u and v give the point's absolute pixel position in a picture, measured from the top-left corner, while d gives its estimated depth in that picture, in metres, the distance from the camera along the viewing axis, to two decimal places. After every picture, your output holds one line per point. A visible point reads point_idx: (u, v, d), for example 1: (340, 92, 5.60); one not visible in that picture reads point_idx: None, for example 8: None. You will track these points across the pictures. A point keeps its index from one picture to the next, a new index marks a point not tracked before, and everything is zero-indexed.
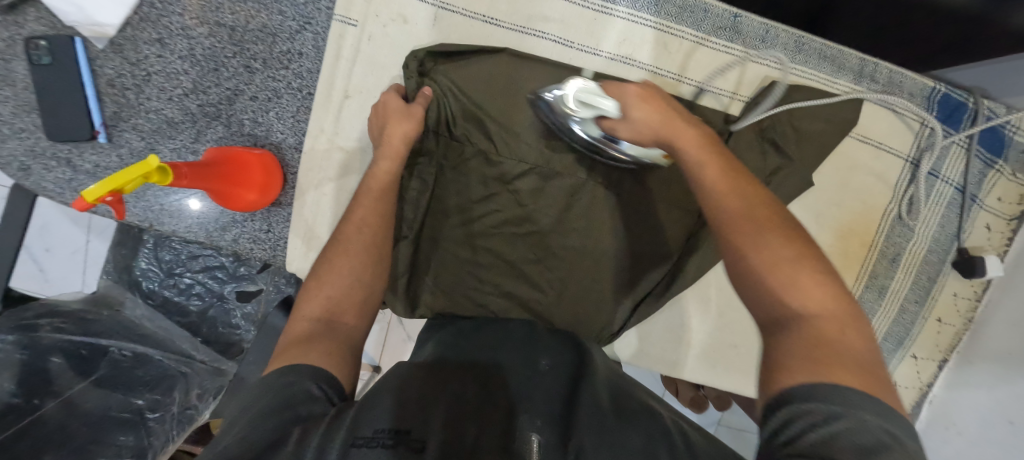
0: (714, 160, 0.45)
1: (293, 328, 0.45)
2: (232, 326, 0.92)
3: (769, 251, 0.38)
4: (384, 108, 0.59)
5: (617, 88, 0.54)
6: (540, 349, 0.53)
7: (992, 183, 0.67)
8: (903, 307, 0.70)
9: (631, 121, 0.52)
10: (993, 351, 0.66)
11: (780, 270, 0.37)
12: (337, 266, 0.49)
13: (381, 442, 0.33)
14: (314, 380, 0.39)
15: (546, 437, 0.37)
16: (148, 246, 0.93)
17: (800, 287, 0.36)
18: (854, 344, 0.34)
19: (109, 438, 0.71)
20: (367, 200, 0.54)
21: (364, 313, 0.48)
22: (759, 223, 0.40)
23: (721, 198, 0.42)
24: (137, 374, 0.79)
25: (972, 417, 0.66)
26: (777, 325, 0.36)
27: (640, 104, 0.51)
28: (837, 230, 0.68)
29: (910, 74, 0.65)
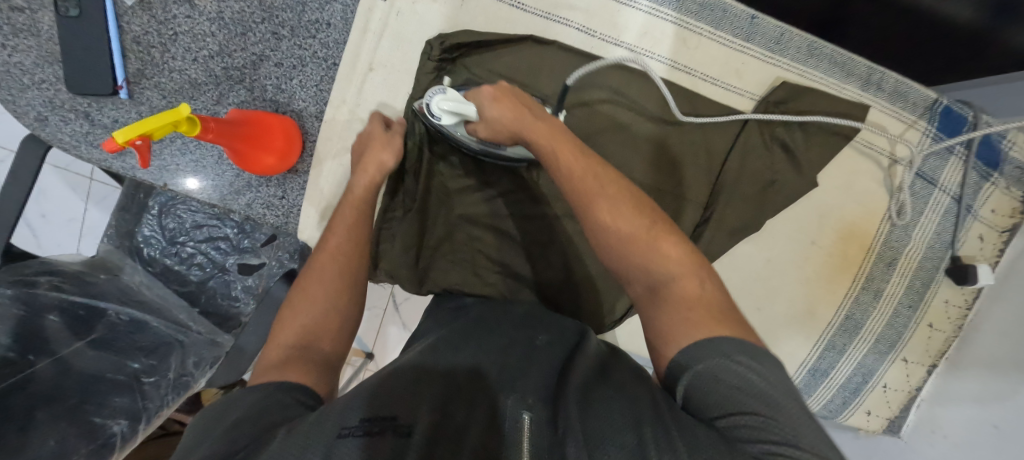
0: (559, 146, 0.47)
1: (268, 355, 0.43)
2: (232, 298, 0.92)
3: (619, 229, 0.42)
4: (367, 136, 0.61)
5: (476, 92, 0.55)
6: (540, 328, 0.51)
7: (988, 194, 0.70)
8: (897, 310, 0.72)
9: (489, 122, 0.53)
10: (980, 358, 0.69)
11: (635, 247, 0.41)
12: (311, 292, 0.48)
13: (367, 431, 0.31)
14: (290, 392, 0.38)
15: (536, 413, 0.35)
16: (153, 212, 0.92)
17: (656, 254, 0.41)
18: (706, 292, 0.39)
19: (104, 400, 0.70)
20: (340, 223, 0.54)
21: (341, 337, 0.48)
22: (598, 203, 0.43)
23: (573, 178, 0.45)
24: (134, 339, 0.79)
25: (958, 421, 0.68)
26: (645, 295, 0.41)
27: (494, 104, 0.53)
28: (837, 233, 0.70)
29: (915, 85, 0.68)
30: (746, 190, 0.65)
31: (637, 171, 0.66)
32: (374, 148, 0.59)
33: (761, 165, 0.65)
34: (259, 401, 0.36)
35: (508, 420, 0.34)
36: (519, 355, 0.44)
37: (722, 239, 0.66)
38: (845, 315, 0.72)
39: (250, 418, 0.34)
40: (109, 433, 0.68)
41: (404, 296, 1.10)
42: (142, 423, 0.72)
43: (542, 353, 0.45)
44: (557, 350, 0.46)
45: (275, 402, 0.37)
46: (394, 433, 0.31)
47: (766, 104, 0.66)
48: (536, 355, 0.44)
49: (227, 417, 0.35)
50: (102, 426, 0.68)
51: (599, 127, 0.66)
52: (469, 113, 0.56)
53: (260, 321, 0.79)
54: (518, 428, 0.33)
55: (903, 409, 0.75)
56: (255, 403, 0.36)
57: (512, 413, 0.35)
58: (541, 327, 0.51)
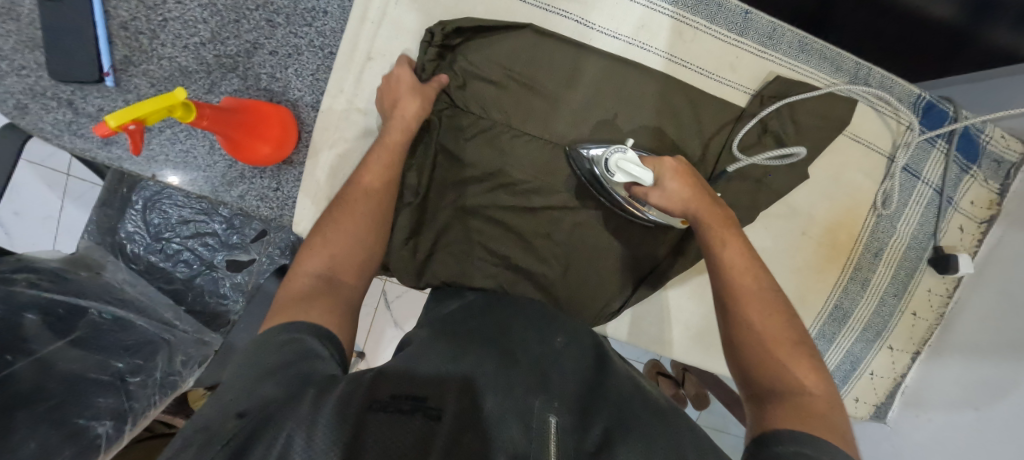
0: (734, 243, 0.51)
1: (294, 284, 0.45)
2: (220, 296, 0.90)
3: (775, 336, 0.45)
4: (395, 81, 0.61)
5: (655, 161, 0.58)
6: (555, 327, 0.53)
7: (966, 187, 0.72)
8: (883, 299, 0.74)
9: (665, 191, 0.56)
10: (960, 344, 0.71)
11: (777, 354, 0.44)
12: (341, 227, 0.50)
13: (397, 408, 0.33)
14: (314, 335, 0.40)
15: (562, 419, 0.36)
16: (136, 207, 0.90)
17: (796, 367, 0.44)
18: (833, 416, 0.41)
19: (87, 400, 0.67)
20: (372, 166, 0.55)
21: (363, 275, 0.49)
22: (767, 305, 0.47)
23: (738, 276, 0.49)
24: (118, 338, 0.77)
25: (940, 406, 0.70)
26: (766, 393, 0.43)
27: (674, 178, 0.56)
28: (826, 223, 0.72)
29: (899, 80, 0.70)
30: (740, 181, 0.67)
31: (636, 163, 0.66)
32: (404, 97, 0.59)
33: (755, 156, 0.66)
34: (286, 348, 0.38)
35: (535, 415, 0.36)
36: (541, 355, 0.46)
37: None
38: (835, 303, 0.74)
39: (280, 370, 0.36)
40: (94, 435, 0.65)
41: (396, 293, 1.09)
42: (128, 423, 0.69)
43: (566, 358, 0.47)
44: (576, 353, 0.48)
45: (301, 348, 0.38)
46: (423, 415, 0.33)
47: (760, 97, 0.67)
48: (556, 358, 0.46)
49: (262, 364, 0.36)
50: (86, 427, 0.65)
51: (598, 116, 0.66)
52: (642, 177, 0.57)
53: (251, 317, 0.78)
54: (546, 431, 0.34)
55: (888, 395, 0.78)
56: (286, 348, 0.38)
57: (540, 413, 0.36)
58: (558, 325, 0.54)
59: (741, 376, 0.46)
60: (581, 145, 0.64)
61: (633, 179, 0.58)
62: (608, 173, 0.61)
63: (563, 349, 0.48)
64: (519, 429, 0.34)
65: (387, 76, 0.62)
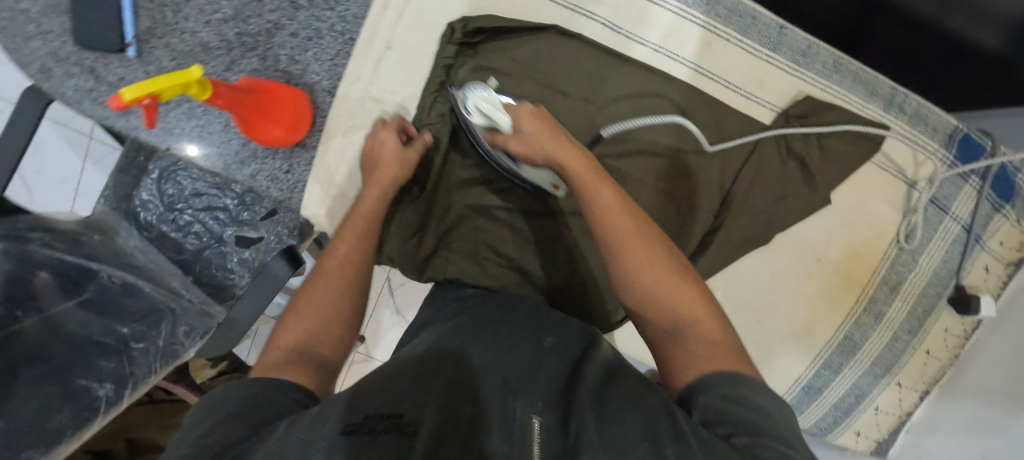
0: (599, 183, 0.48)
1: (268, 357, 0.45)
2: (227, 270, 0.90)
3: (649, 265, 0.44)
4: (377, 148, 0.60)
5: (513, 106, 0.55)
6: (546, 325, 0.52)
7: (997, 226, 0.69)
8: (895, 334, 0.72)
9: (522, 137, 0.52)
10: (971, 387, 0.69)
11: (660, 292, 0.43)
12: (313, 298, 0.50)
13: (370, 429, 0.31)
14: (286, 390, 0.40)
15: (547, 418, 0.35)
16: (152, 176, 0.90)
17: (679, 292, 0.43)
18: (725, 339, 0.41)
19: (91, 363, 0.71)
20: (347, 234, 0.55)
21: (339, 347, 0.49)
22: (628, 240, 0.44)
23: (606, 217, 0.46)
24: (124, 304, 0.80)
25: (945, 449, 0.69)
26: (666, 333, 0.42)
27: (531, 120, 0.52)
28: (844, 250, 0.70)
29: (936, 109, 0.67)
30: (756, 202, 0.65)
31: (648, 177, 0.65)
32: (386, 163, 0.58)
33: (774, 178, 0.65)
34: (250, 395, 0.38)
35: (516, 418, 0.34)
36: (530, 354, 0.44)
37: (726, 250, 0.66)
38: (844, 335, 0.72)
39: (250, 412, 0.36)
40: (93, 397, 0.69)
41: (399, 282, 1.10)
42: (128, 389, 0.73)
43: (552, 355, 0.45)
44: (563, 354, 0.46)
45: (270, 398, 0.38)
46: (397, 433, 0.31)
47: (786, 116, 0.64)
48: (544, 357, 0.45)
49: (226, 404, 0.36)
50: (86, 388, 0.69)
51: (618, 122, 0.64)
52: (502, 124, 0.54)
53: (256, 292, 0.78)
54: (528, 431, 0.33)
55: (892, 432, 0.75)
56: (247, 396, 0.37)
57: (522, 416, 0.34)
58: (546, 325, 0.51)
59: (640, 324, 0.44)
60: (455, 92, 0.59)
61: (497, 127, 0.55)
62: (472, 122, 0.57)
63: (553, 349, 0.46)
64: (500, 437, 0.33)
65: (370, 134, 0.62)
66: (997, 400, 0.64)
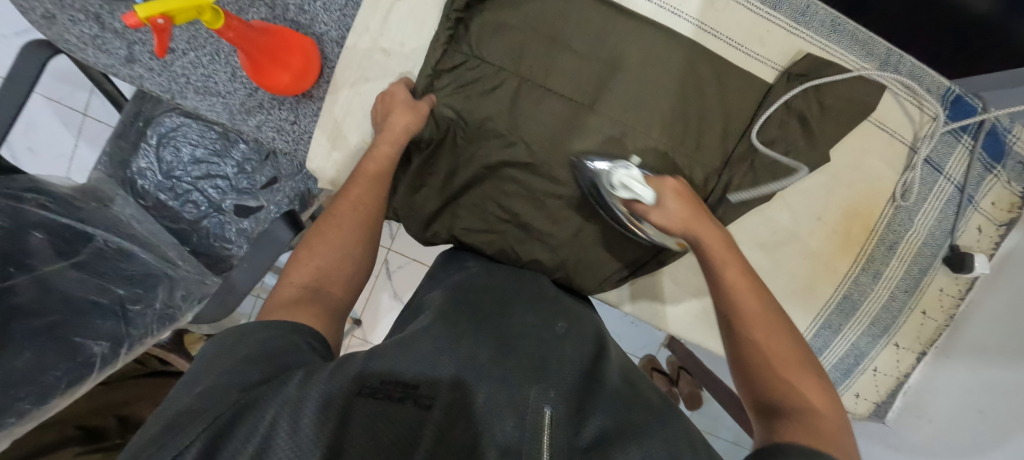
0: (732, 263, 0.53)
1: (280, 293, 0.47)
2: (225, 241, 0.86)
3: (781, 357, 0.45)
4: (390, 98, 0.64)
5: (657, 181, 0.59)
6: (558, 313, 0.54)
7: (988, 186, 0.71)
8: (893, 293, 0.73)
9: (666, 211, 0.58)
10: (966, 345, 0.70)
11: (783, 374, 0.44)
12: (328, 238, 0.52)
13: (387, 394, 0.35)
14: (305, 335, 0.41)
15: (558, 409, 0.36)
16: (150, 142, 0.86)
17: (802, 389, 0.43)
18: (842, 438, 0.40)
19: (87, 322, 0.70)
20: (362, 182, 0.57)
21: (349, 287, 0.51)
22: (769, 329, 0.47)
23: (737, 294, 0.50)
24: (121, 267, 0.77)
25: (943, 407, 0.70)
26: (776, 410, 0.42)
27: (676, 199, 0.58)
28: (843, 209, 0.71)
29: (929, 70, 0.69)
30: (762, 160, 0.66)
31: (653, 140, 0.65)
32: (397, 112, 0.62)
33: (774, 137, 0.66)
34: (274, 337, 0.40)
35: (530, 405, 0.36)
36: (543, 339, 0.47)
37: (730, 207, 0.66)
38: (844, 293, 0.73)
39: (265, 359, 0.37)
40: (88, 353, 0.67)
41: (397, 265, 1.14)
42: (124, 348, 0.71)
43: (569, 343, 0.47)
44: (576, 340, 0.49)
45: (289, 344, 0.40)
46: (414, 404, 0.35)
47: (787, 75, 0.66)
48: (558, 342, 0.47)
49: (240, 350, 0.37)
50: (82, 345, 0.68)
51: (624, 79, 0.65)
52: (643, 195, 0.58)
53: (254, 257, 0.74)
54: (539, 422, 0.35)
55: (891, 395, 0.76)
56: (269, 338, 0.39)
57: (536, 404, 0.36)
58: (563, 314, 0.54)
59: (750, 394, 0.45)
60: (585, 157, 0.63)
61: (635, 196, 0.59)
62: (604, 188, 0.61)
63: (565, 336, 0.49)
64: (512, 422, 0.35)
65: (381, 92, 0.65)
66: (995, 358, 0.65)
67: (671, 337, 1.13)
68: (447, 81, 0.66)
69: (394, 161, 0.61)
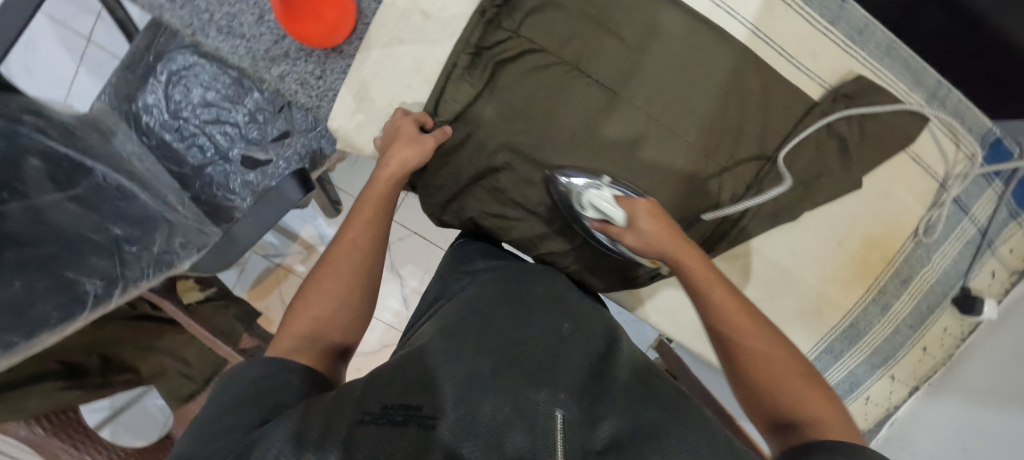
0: (711, 279, 0.52)
1: (279, 343, 0.47)
2: (229, 192, 0.82)
3: (778, 372, 0.44)
4: (397, 131, 0.61)
5: (628, 202, 0.57)
6: (570, 311, 0.53)
7: (1010, 233, 0.70)
8: (898, 328, 0.73)
9: (641, 233, 0.55)
10: (960, 383, 0.71)
11: (781, 386, 0.43)
12: (323, 286, 0.51)
13: (389, 420, 0.34)
14: (294, 376, 0.40)
15: (569, 412, 0.36)
16: (159, 77, 0.80)
17: (804, 400, 0.42)
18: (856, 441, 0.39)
19: (82, 258, 0.69)
20: (359, 221, 0.55)
21: (351, 331, 0.51)
22: (758, 341, 0.46)
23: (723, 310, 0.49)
24: (118, 206, 0.76)
25: (928, 441, 0.70)
26: (789, 426, 0.42)
27: (649, 219, 0.55)
28: (863, 238, 0.71)
29: (974, 108, 0.69)
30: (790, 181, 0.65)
31: (691, 143, 0.64)
32: (398, 144, 0.59)
33: (809, 157, 0.64)
34: (264, 383, 0.39)
35: (541, 411, 0.35)
36: (545, 339, 0.46)
37: (753, 223, 0.66)
38: (850, 321, 0.73)
39: (257, 399, 0.37)
40: (82, 289, 0.67)
41: (398, 237, 1.12)
42: (118, 289, 0.70)
43: (575, 342, 0.46)
44: (585, 340, 0.48)
45: (278, 384, 0.39)
46: (418, 427, 0.33)
47: (835, 94, 0.65)
48: (568, 342, 0.46)
49: (228, 395, 0.38)
50: (75, 281, 0.67)
51: (670, 76, 0.63)
52: (615, 217, 0.56)
53: (260, 213, 0.72)
54: (551, 427, 0.34)
55: (876, 424, 0.77)
56: (259, 379, 0.39)
57: (546, 409, 0.36)
58: (572, 314, 0.52)
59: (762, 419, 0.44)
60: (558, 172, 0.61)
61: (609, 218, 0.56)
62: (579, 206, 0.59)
63: (571, 336, 0.47)
64: (523, 431, 0.33)
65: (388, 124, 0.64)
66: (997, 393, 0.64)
67: (660, 341, 1.13)
68: (484, 59, 0.64)
69: (391, 198, 0.58)
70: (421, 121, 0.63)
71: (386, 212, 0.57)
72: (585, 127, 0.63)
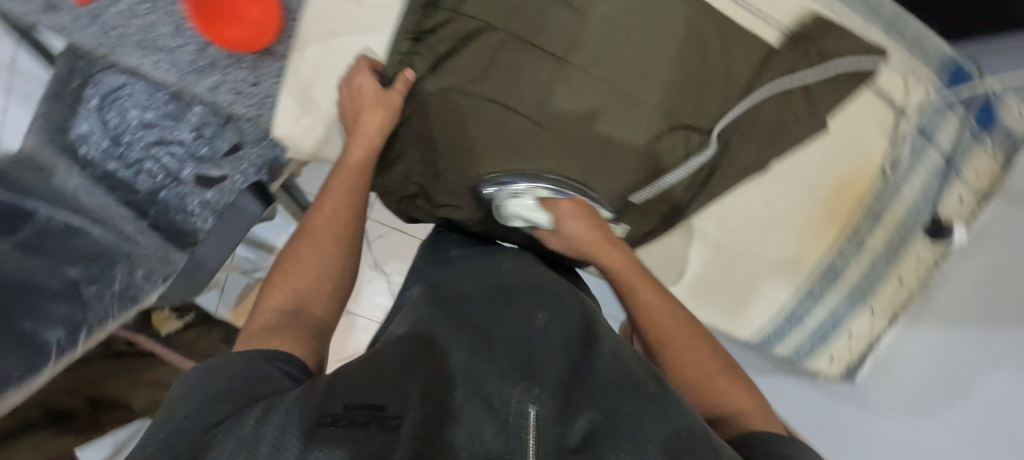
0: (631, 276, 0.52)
1: (256, 320, 0.44)
2: (188, 213, 0.75)
3: (697, 360, 0.46)
4: (358, 93, 0.62)
5: (553, 203, 0.57)
6: (545, 296, 0.51)
7: (975, 156, 0.69)
8: (873, 262, 0.74)
9: (564, 236, 0.56)
10: (938, 313, 0.71)
11: (706, 384, 0.44)
12: (302, 256, 0.49)
13: (351, 421, 0.31)
14: (275, 362, 0.38)
15: (545, 407, 0.35)
16: (92, 103, 0.73)
17: (724, 390, 0.44)
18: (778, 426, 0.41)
19: (41, 308, 0.65)
20: (337, 188, 0.55)
21: (331, 306, 0.48)
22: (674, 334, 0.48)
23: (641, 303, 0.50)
24: (71, 246, 0.70)
25: (915, 373, 0.72)
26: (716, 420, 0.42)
27: (573, 221, 0.56)
28: (834, 181, 0.71)
29: (932, 34, 0.67)
30: (750, 130, 0.65)
31: (652, 105, 0.62)
32: (366, 109, 0.59)
33: (772, 105, 0.64)
34: (242, 368, 0.37)
35: (512, 408, 0.35)
36: (519, 334, 0.45)
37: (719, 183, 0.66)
38: (827, 263, 0.74)
39: (233, 393, 0.34)
40: (42, 342, 0.63)
41: (377, 234, 1.11)
42: (83, 334, 0.66)
43: (550, 333, 0.45)
44: (561, 330, 0.46)
45: (261, 374, 0.37)
46: (380, 427, 0.31)
47: (792, 38, 0.64)
48: (537, 338, 0.44)
49: (212, 382, 0.35)
50: (34, 334, 0.63)
51: (620, 37, 0.61)
52: (540, 221, 0.56)
53: (221, 233, 0.69)
54: (524, 425, 0.33)
55: (860, 360, 0.78)
56: (237, 373, 0.36)
57: (518, 404, 0.35)
58: (547, 301, 0.50)
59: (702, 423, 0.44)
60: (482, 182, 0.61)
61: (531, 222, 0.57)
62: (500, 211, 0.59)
63: (547, 327, 0.46)
64: (494, 430, 0.33)
65: (347, 83, 0.64)
66: (992, 330, 0.62)
67: None
68: (428, 44, 0.62)
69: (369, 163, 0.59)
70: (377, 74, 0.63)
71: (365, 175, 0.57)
72: (539, 102, 0.61)
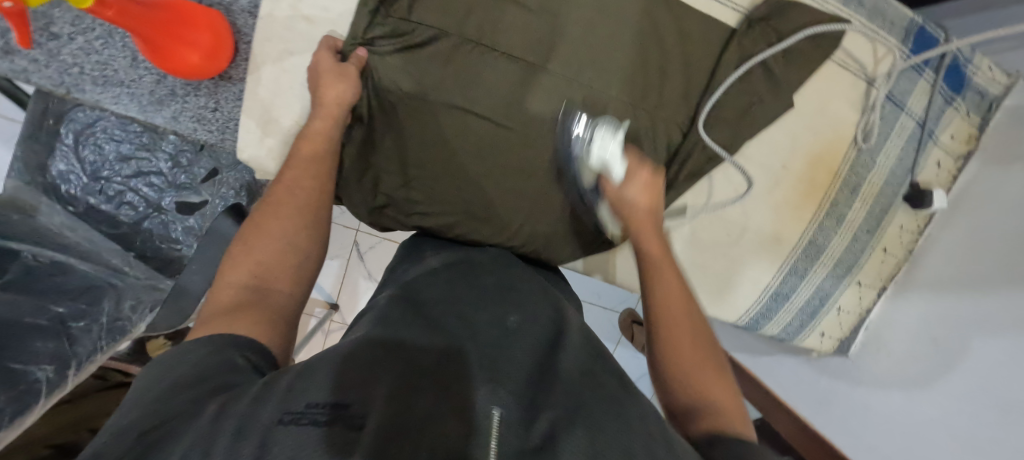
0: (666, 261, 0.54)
1: (218, 297, 0.43)
2: (172, 241, 0.79)
3: (695, 359, 0.47)
4: (316, 69, 0.59)
5: (634, 163, 0.59)
6: (515, 301, 0.50)
7: (950, 120, 0.71)
8: (855, 235, 0.73)
9: (624, 194, 0.58)
10: (924, 279, 0.73)
11: (694, 381, 0.46)
12: (265, 228, 0.48)
13: (313, 419, 0.30)
14: (238, 349, 0.38)
15: (507, 410, 0.35)
16: (66, 142, 0.76)
17: (709, 387, 0.46)
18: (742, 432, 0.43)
19: (24, 343, 0.58)
20: (300, 164, 0.54)
21: (298, 280, 0.48)
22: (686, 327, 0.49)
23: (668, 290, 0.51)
24: (55, 282, 0.66)
25: (903, 339, 0.73)
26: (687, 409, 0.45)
27: (641, 186, 0.58)
28: (807, 157, 0.70)
29: (893, 3, 0.67)
30: (718, 113, 0.64)
31: (614, 96, 0.62)
32: (327, 81, 0.57)
33: (738, 86, 0.63)
34: (206, 358, 0.36)
35: (477, 409, 0.35)
36: (492, 336, 0.44)
37: (694, 166, 0.65)
38: (809, 239, 0.73)
39: (193, 382, 0.34)
40: (31, 379, 0.56)
41: (368, 245, 1.11)
42: (72, 369, 0.61)
43: (522, 334, 0.45)
44: (531, 331, 0.46)
45: (224, 360, 0.36)
46: (343, 426, 0.30)
47: (748, 20, 0.64)
48: (511, 337, 0.44)
49: (171, 373, 0.34)
50: (23, 371, 0.56)
51: (575, 32, 0.61)
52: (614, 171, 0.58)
53: (203, 258, 0.69)
54: (488, 427, 0.33)
55: (852, 331, 0.79)
56: (200, 361, 0.36)
57: (482, 407, 0.35)
58: (517, 303, 0.50)
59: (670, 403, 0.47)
60: (575, 113, 0.61)
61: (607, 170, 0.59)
62: (581, 148, 0.60)
63: (519, 329, 0.45)
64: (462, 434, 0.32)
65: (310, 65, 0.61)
66: (980, 297, 0.63)
67: None
68: (381, 48, 0.60)
69: (334, 137, 0.57)
70: (335, 49, 0.61)
71: (330, 149, 0.56)
72: (504, 100, 0.61)
